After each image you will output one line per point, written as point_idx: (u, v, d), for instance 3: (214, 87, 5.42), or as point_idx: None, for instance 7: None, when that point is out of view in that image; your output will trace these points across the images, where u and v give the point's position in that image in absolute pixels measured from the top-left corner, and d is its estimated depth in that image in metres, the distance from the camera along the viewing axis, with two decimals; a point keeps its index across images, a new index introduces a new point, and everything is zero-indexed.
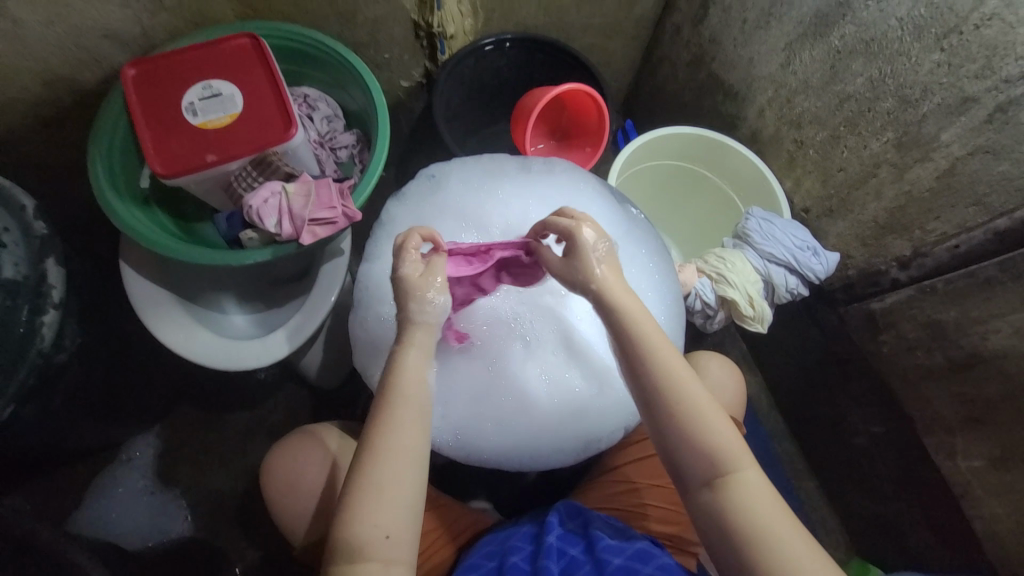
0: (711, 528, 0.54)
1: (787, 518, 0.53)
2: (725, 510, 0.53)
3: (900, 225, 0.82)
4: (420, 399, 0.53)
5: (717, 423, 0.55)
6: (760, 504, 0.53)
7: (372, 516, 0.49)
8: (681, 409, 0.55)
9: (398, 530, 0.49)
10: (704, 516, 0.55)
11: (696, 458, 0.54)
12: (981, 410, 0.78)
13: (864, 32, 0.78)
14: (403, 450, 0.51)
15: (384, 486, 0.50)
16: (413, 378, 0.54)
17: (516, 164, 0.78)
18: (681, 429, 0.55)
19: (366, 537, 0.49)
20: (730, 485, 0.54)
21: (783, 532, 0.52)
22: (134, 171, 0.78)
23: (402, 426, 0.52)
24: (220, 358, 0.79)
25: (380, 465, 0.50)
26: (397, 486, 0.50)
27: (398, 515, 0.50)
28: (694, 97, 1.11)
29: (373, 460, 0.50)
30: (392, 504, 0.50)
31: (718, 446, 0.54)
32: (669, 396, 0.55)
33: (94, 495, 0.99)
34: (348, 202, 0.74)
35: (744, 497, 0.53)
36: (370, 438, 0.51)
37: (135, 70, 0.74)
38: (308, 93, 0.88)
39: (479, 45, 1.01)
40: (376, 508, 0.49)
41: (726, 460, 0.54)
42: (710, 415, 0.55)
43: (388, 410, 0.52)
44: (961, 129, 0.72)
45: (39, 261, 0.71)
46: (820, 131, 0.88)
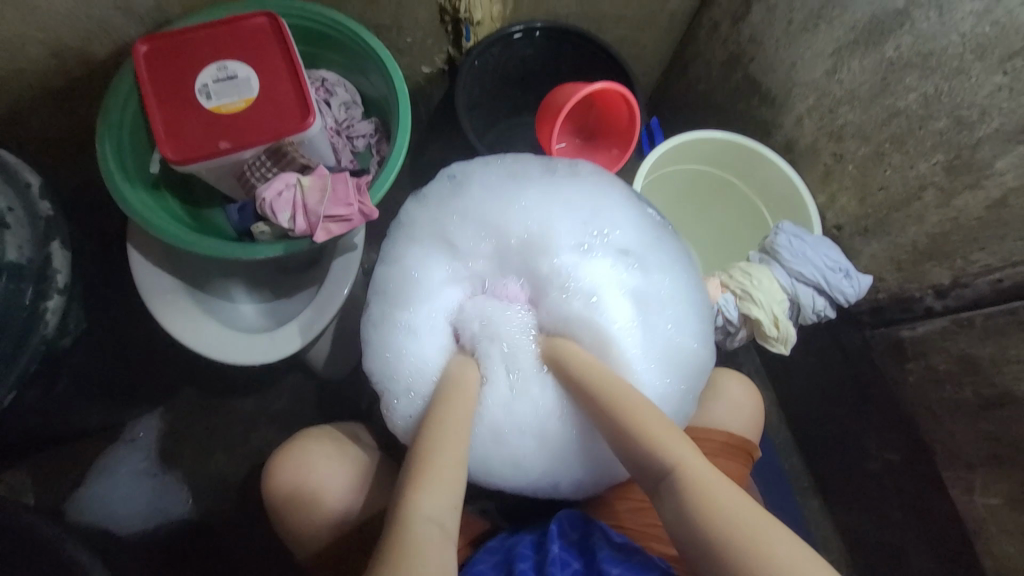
0: (678, 531, 0.50)
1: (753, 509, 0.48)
2: (683, 508, 0.50)
3: (941, 252, 0.78)
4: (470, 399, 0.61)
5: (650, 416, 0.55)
6: (715, 486, 0.50)
7: (430, 495, 0.50)
8: (619, 411, 0.56)
9: (449, 520, 0.50)
10: (671, 520, 0.51)
11: (643, 460, 0.54)
12: (1005, 449, 0.76)
13: (922, 45, 0.73)
14: (458, 441, 0.55)
15: (445, 470, 0.52)
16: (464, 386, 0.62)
17: (541, 166, 0.74)
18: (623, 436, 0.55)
19: (424, 519, 0.49)
20: (678, 479, 0.51)
21: (736, 508, 0.48)
22: (143, 152, 0.75)
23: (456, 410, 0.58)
24: (226, 352, 0.77)
25: (443, 449, 0.54)
26: (453, 472, 0.53)
27: (454, 480, 0.52)
28: (727, 99, 1.05)
29: (436, 432, 0.56)
30: (448, 485, 0.52)
31: (653, 438, 0.53)
32: (608, 408, 0.57)
33: (93, 475, 0.98)
34: (365, 198, 0.71)
35: (696, 489, 0.50)
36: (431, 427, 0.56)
37: (148, 46, 0.70)
38: (326, 77, 0.84)
39: (507, 33, 0.96)
40: (433, 488, 0.51)
41: (665, 448, 0.53)
42: (644, 409, 0.56)
43: (445, 408, 0.59)
44: (1018, 158, 0.68)
45: (44, 244, 0.69)
46: (862, 146, 0.84)
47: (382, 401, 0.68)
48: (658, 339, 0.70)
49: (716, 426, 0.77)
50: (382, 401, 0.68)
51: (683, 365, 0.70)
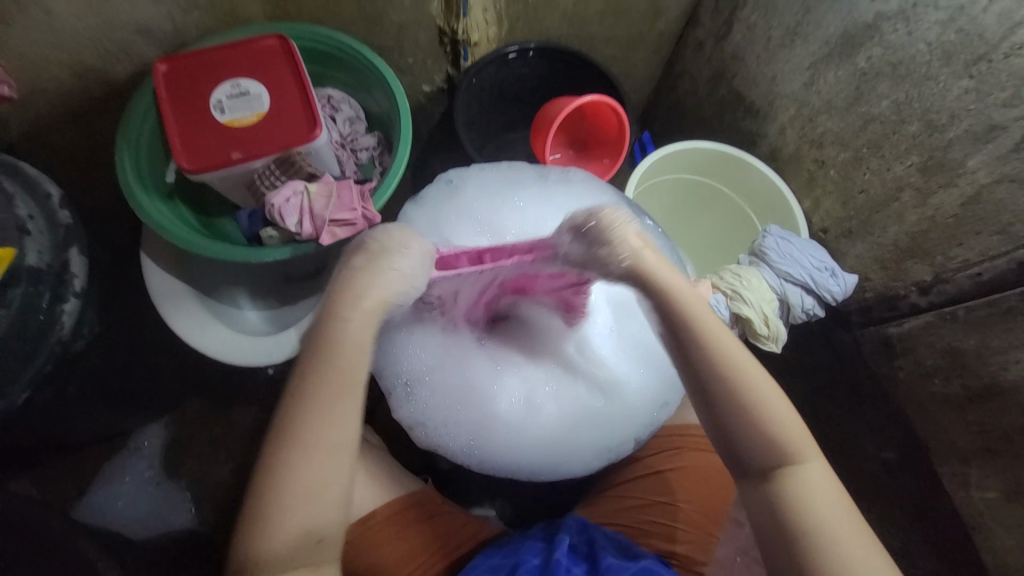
0: (762, 519, 0.54)
1: (849, 512, 0.52)
2: (783, 500, 0.53)
3: (922, 250, 0.81)
4: (358, 387, 0.52)
5: (778, 410, 0.54)
6: (824, 497, 0.52)
7: (302, 519, 0.49)
8: (744, 392, 0.54)
9: (330, 532, 0.51)
10: (762, 507, 0.54)
11: (751, 443, 0.54)
12: (996, 441, 0.77)
13: (891, 56, 0.77)
14: (337, 449, 0.50)
15: (315, 487, 0.49)
16: (347, 361, 0.51)
17: (533, 174, 0.78)
18: (734, 408, 0.54)
19: (298, 538, 0.49)
20: (793, 474, 0.53)
21: (842, 524, 0.51)
22: (160, 163, 0.79)
23: (331, 405, 0.50)
24: (235, 354, 0.83)
25: (309, 464, 0.49)
26: (330, 486, 0.50)
27: (330, 486, 0.50)
28: (714, 112, 1.10)
29: (298, 432, 0.49)
30: (325, 505, 0.50)
31: (774, 430, 0.54)
32: (728, 374, 0.54)
33: (99, 482, 0.99)
34: (368, 204, 0.75)
35: (802, 486, 0.53)
36: (300, 436, 0.49)
37: (166, 66, 0.75)
38: (332, 94, 0.89)
39: (503, 53, 1.01)
40: (306, 510, 0.49)
41: (789, 445, 0.54)
42: (767, 392, 0.54)
43: (315, 397, 0.50)
44: (987, 156, 0.71)
45: (62, 250, 0.73)
46: (841, 152, 0.88)
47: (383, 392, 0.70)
48: (638, 338, 0.73)
49: None
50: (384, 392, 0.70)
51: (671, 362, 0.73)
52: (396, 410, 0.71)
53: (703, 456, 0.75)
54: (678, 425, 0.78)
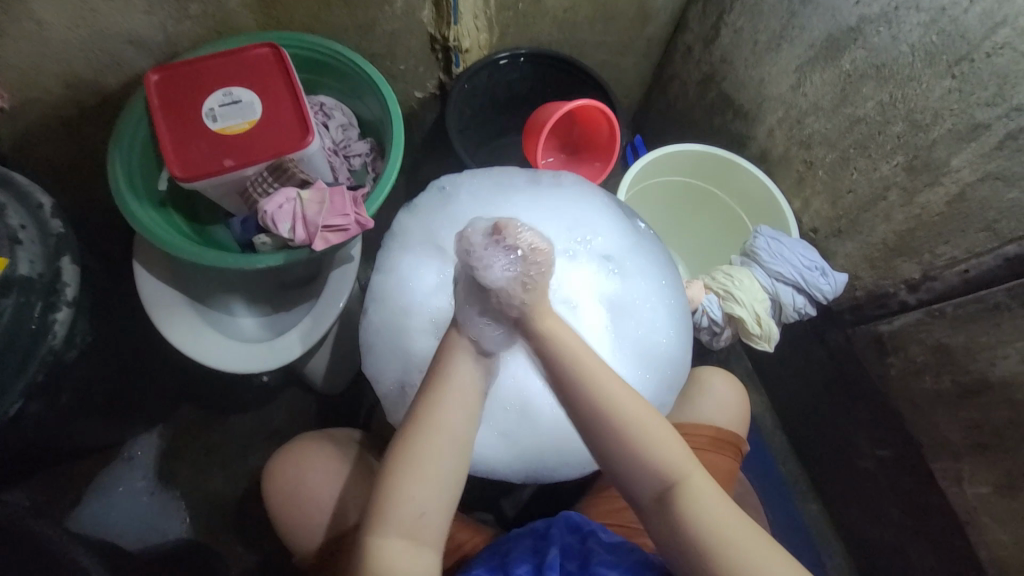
0: (664, 539, 0.53)
1: (743, 523, 0.51)
2: (676, 520, 0.52)
3: (910, 248, 0.82)
4: (472, 386, 0.54)
5: (648, 433, 0.52)
6: (717, 511, 0.51)
7: (410, 490, 0.49)
8: (627, 426, 0.52)
9: (433, 511, 0.49)
10: (658, 529, 0.53)
11: (639, 475, 0.53)
12: (988, 436, 0.78)
13: (875, 58, 0.79)
14: (449, 434, 0.51)
15: (423, 462, 0.50)
16: (467, 372, 0.55)
17: (525, 178, 0.78)
18: (616, 447, 0.52)
19: (404, 510, 0.49)
20: (682, 497, 0.52)
21: (736, 529, 0.51)
22: (152, 172, 0.79)
23: (450, 407, 0.52)
24: (227, 360, 0.80)
25: (424, 443, 0.50)
26: (436, 464, 0.50)
27: (436, 491, 0.50)
28: (704, 115, 1.12)
29: (424, 431, 0.51)
30: (430, 482, 0.50)
31: (660, 461, 0.52)
32: (606, 414, 0.52)
33: (93, 493, 0.99)
34: (361, 210, 0.75)
35: (692, 506, 0.52)
36: (419, 417, 0.52)
37: (159, 76, 0.75)
38: (324, 102, 0.90)
39: (494, 59, 1.02)
40: (414, 483, 0.49)
41: (673, 470, 0.52)
42: (651, 426, 0.53)
43: (444, 401, 0.52)
44: (972, 155, 0.72)
45: (54, 259, 0.73)
46: (829, 152, 0.89)
47: (380, 398, 0.72)
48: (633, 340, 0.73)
49: (705, 422, 0.80)
50: (380, 398, 0.72)
51: (664, 363, 0.74)
52: (391, 411, 0.71)
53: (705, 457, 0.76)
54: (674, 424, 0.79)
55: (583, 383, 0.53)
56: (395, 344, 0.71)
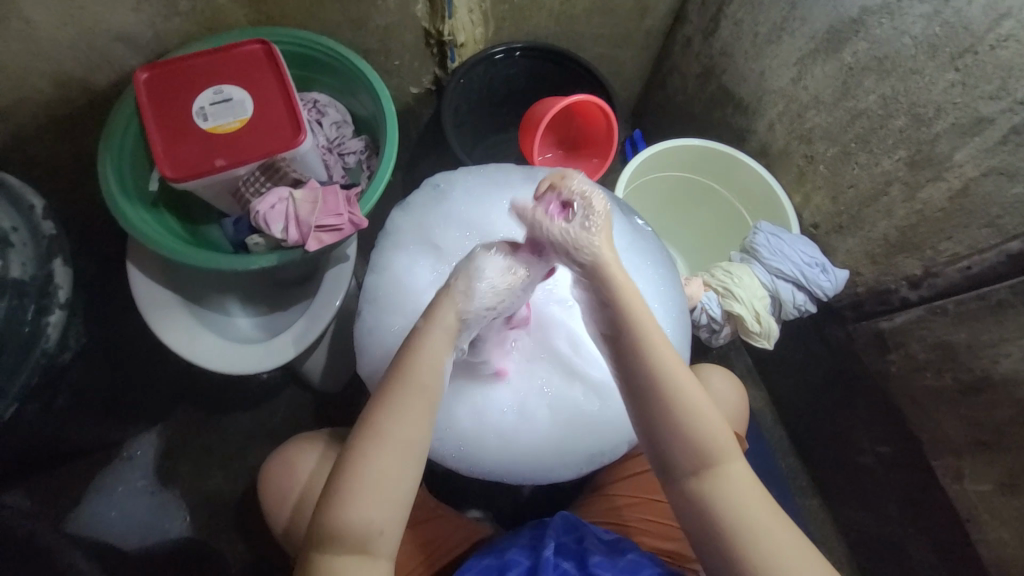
0: (691, 516, 0.53)
1: (773, 516, 0.52)
2: (709, 500, 0.52)
3: (911, 243, 0.81)
4: (433, 389, 0.51)
5: (702, 413, 0.52)
6: (748, 496, 0.52)
7: (359, 508, 0.48)
8: (677, 400, 0.51)
9: (388, 525, 0.49)
10: (687, 506, 0.53)
11: (680, 451, 0.52)
12: (990, 433, 0.77)
13: (877, 50, 0.77)
14: (403, 447, 0.49)
15: (374, 480, 0.48)
16: (427, 374, 0.50)
17: (522, 175, 0.77)
18: (666, 420, 0.52)
19: (355, 529, 0.48)
20: (719, 474, 0.52)
21: (764, 517, 0.51)
22: (143, 172, 0.78)
23: (405, 415, 0.49)
24: (222, 362, 0.79)
25: (376, 458, 0.48)
26: (388, 480, 0.48)
27: (386, 507, 0.48)
28: (704, 109, 1.10)
29: (374, 443, 0.48)
30: (382, 495, 0.48)
31: (708, 438, 0.52)
32: (660, 386, 0.51)
33: (93, 493, 0.98)
34: (354, 209, 0.74)
35: (726, 489, 0.52)
36: (370, 432, 0.49)
37: (148, 74, 0.74)
38: (317, 99, 0.88)
39: (489, 53, 1.01)
40: (365, 500, 0.48)
41: (717, 449, 0.52)
42: (705, 403, 0.52)
43: (394, 410, 0.49)
44: (975, 149, 0.71)
45: (47, 262, 0.72)
46: (830, 147, 0.88)
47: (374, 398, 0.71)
48: None
49: None
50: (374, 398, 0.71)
51: None
52: None
53: None
54: None
55: (636, 346, 0.52)
56: (390, 345, 0.70)
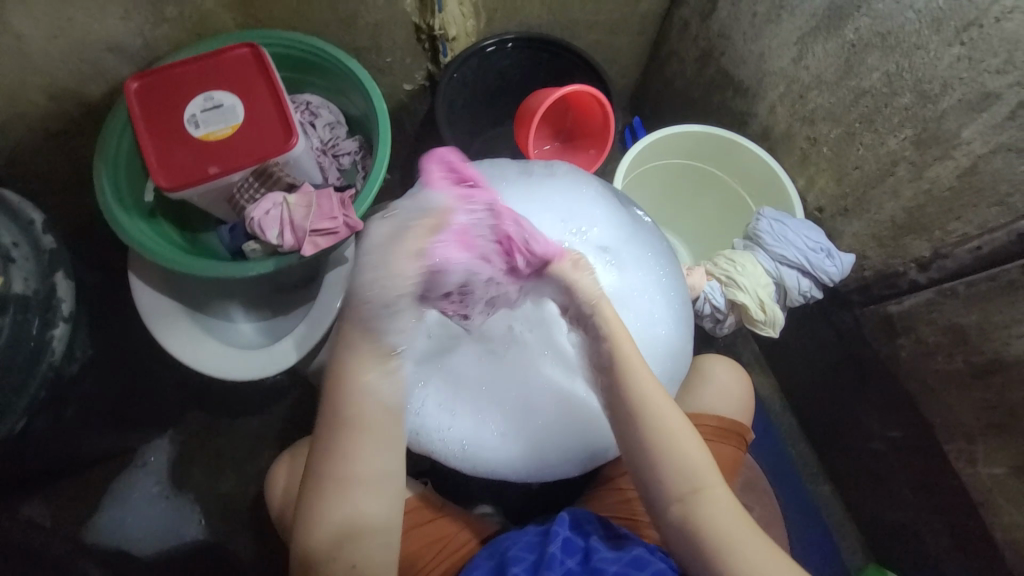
0: (679, 539, 0.58)
1: (755, 537, 0.57)
2: (694, 522, 0.57)
3: (919, 225, 0.79)
4: (375, 417, 0.56)
5: (682, 441, 0.58)
6: (727, 518, 0.57)
7: (352, 522, 0.57)
8: (659, 432, 0.58)
9: (384, 520, 0.58)
10: (674, 528, 0.58)
11: (662, 481, 0.58)
12: (1003, 416, 0.76)
13: (879, 26, 0.75)
14: (368, 469, 0.56)
15: (355, 499, 0.56)
16: (369, 405, 0.56)
17: (517, 169, 0.76)
18: (647, 452, 0.58)
19: (357, 535, 0.57)
20: (701, 502, 0.57)
21: (744, 541, 0.56)
22: (139, 182, 0.78)
23: (358, 446, 0.56)
24: (226, 368, 0.80)
25: (349, 487, 0.56)
26: (365, 497, 0.57)
27: (373, 513, 0.57)
28: (703, 93, 1.08)
29: (334, 475, 0.55)
30: (374, 502, 0.57)
31: (687, 467, 0.58)
32: (643, 421, 0.58)
33: (111, 499, 1.01)
34: (349, 211, 0.74)
35: (709, 511, 0.57)
36: (336, 470, 0.56)
37: (138, 83, 0.74)
38: (310, 100, 0.88)
39: (482, 46, 0.99)
40: (355, 513, 0.57)
41: (697, 477, 0.58)
42: (685, 436, 0.58)
43: (347, 447, 0.55)
44: (983, 126, 0.69)
45: (48, 275, 0.73)
46: (833, 128, 0.85)
47: None
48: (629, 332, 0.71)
49: (709, 411, 0.79)
50: None
51: (662, 354, 0.72)
52: None
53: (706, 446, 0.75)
54: None
55: (620, 383, 0.59)
56: None
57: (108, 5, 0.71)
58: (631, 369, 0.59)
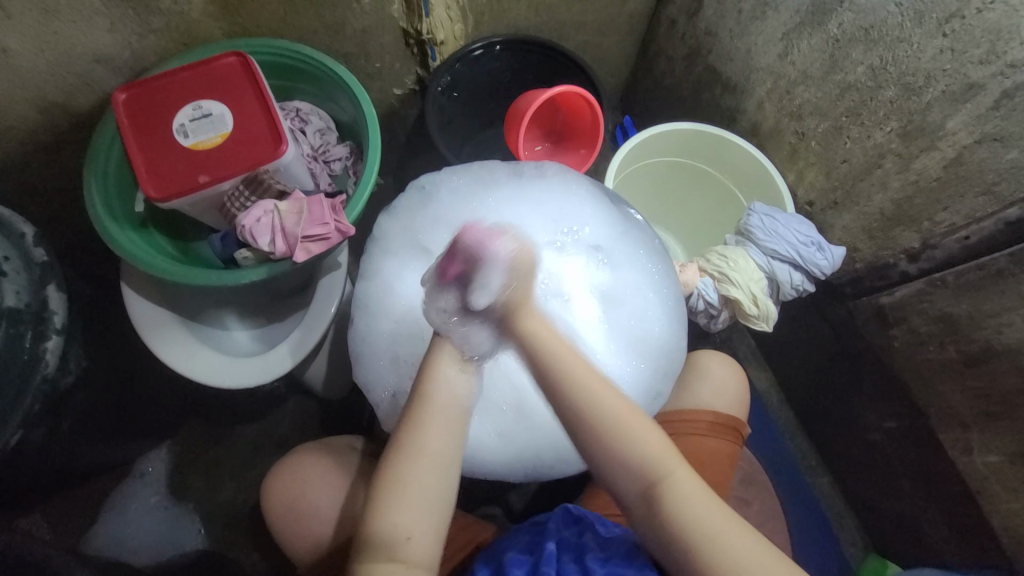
0: (652, 538, 0.53)
1: (732, 529, 0.51)
2: (661, 518, 0.52)
3: (908, 216, 0.79)
4: (452, 403, 0.55)
5: (632, 429, 0.53)
6: (693, 503, 0.52)
7: (393, 514, 0.50)
8: (598, 419, 0.53)
9: (421, 531, 0.50)
10: (646, 526, 0.53)
11: (619, 472, 0.53)
12: (996, 404, 0.76)
13: (863, 20, 0.75)
14: (431, 455, 0.52)
15: (406, 486, 0.51)
16: (446, 390, 0.56)
17: (507, 171, 0.76)
18: (596, 442, 0.53)
19: (387, 536, 0.50)
20: (662, 489, 0.52)
21: (713, 526, 0.51)
22: (130, 193, 0.78)
23: (432, 427, 0.53)
24: (221, 377, 0.80)
25: (404, 466, 0.51)
26: (417, 488, 0.51)
27: (422, 516, 0.51)
28: (692, 91, 1.08)
29: (409, 456, 0.52)
30: (421, 504, 0.51)
31: (637, 453, 0.53)
32: (580, 410, 0.53)
33: (109, 511, 1.00)
34: (340, 217, 0.74)
35: (676, 503, 0.52)
36: (404, 441, 0.52)
37: (126, 94, 0.74)
38: (299, 107, 0.88)
39: (470, 50, 1.00)
40: (399, 507, 0.50)
41: (650, 461, 0.53)
42: (629, 419, 0.54)
43: (419, 427, 0.53)
44: (967, 117, 0.69)
45: (40, 288, 0.72)
46: (821, 122, 0.86)
47: (373, 405, 0.71)
48: (624, 331, 0.72)
49: (704, 407, 0.80)
50: (373, 405, 0.71)
51: (657, 351, 0.72)
52: (385, 420, 0.71)
53: (700, 442, 0.76)
54: (673, 412, 0.79)
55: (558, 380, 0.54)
56: (388, 352, 0.70)
57: (95, 17, 0.71)
58: (561, 357, 0.55)
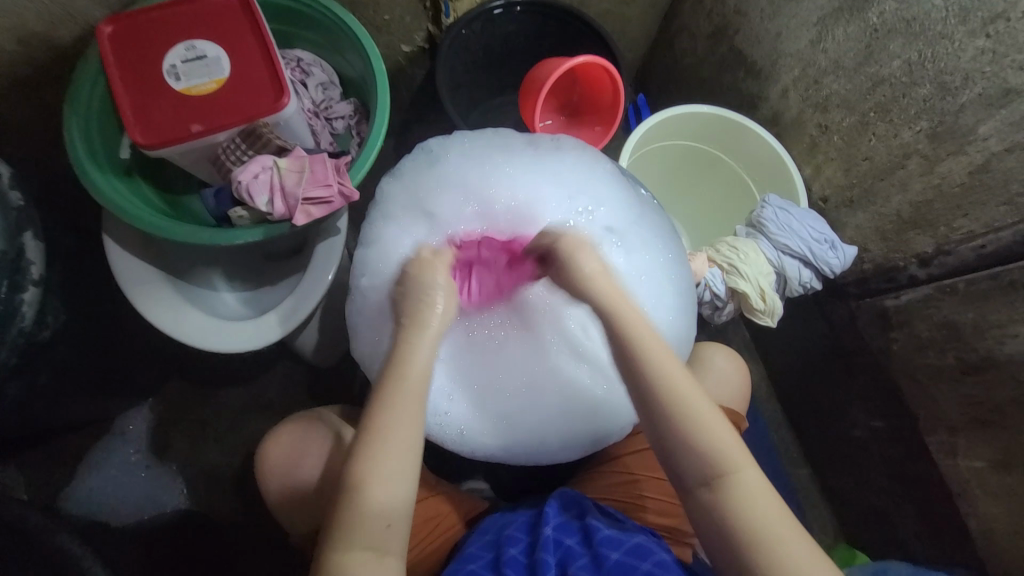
0: (704, 524, 0.54)
1: (792, 525, 0.52)
2: (721, 509, 0.53)
3: (924, 220, 0.78)
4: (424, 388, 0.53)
5: (711, 423, 0.53)
6: (761, 506, 0.52)
7: (372, 500, 0.49)
8: (675, 400, 0.54)
9: (399, 518, 0.50)
10: (701, 515, 0.54)
11: (691, 461, 0.53)
12: (988, 412, 0.77)
13: (905, 10, 0.72)
14: (408, 439, 0.51)
15: (387, 470, 0.50)
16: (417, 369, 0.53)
17: (523, 140, 0.72)
18: (669, 420, 0.54)
19: (367, 521, 0.49)
20: (728, 483, 0.53)
21: (776, 523, 0.52)
22: (114, 139, 0.73)
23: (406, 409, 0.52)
24: (212, 340, 0.76)
25: (384, 454, 0.50)
26: (398, 475, 0.50)
27: (398, 501, 0.50)
28: (713, 72, 1.04)
29: (379, 439, 0.50)
30: (396, 487, 0.50)
31: (712, 444, 0.53)
32: (667, 391, 0.54)
33: (86, 468, 0.98)
34: (344, 179, 0.70)
35: (738, 496, 0.52)
36: (377, 420, 0.51)
37: (112, 27, 0.67)
38: (301, 57, 0.82)
39: (488, 8, 0.93)
40: (378, 492, 0.49)
41: (722, 464, 0.53)
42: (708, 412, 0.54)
43: (391, 411, 0.51)
44: (1000, 122, 0.68)
45: (15, 235, 0.66)
46: (847, 116, 0.83)
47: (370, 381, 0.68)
48: None
49: None
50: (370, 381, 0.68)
51: (667, 338, 0.70)
52: None
53: None
54: None
55: (635, 364, 0.55)
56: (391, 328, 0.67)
57: None
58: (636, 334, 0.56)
